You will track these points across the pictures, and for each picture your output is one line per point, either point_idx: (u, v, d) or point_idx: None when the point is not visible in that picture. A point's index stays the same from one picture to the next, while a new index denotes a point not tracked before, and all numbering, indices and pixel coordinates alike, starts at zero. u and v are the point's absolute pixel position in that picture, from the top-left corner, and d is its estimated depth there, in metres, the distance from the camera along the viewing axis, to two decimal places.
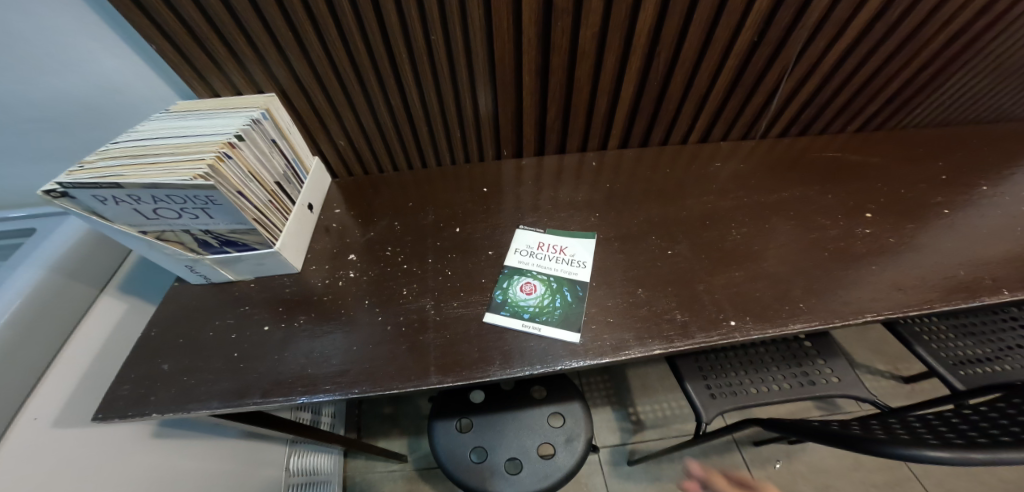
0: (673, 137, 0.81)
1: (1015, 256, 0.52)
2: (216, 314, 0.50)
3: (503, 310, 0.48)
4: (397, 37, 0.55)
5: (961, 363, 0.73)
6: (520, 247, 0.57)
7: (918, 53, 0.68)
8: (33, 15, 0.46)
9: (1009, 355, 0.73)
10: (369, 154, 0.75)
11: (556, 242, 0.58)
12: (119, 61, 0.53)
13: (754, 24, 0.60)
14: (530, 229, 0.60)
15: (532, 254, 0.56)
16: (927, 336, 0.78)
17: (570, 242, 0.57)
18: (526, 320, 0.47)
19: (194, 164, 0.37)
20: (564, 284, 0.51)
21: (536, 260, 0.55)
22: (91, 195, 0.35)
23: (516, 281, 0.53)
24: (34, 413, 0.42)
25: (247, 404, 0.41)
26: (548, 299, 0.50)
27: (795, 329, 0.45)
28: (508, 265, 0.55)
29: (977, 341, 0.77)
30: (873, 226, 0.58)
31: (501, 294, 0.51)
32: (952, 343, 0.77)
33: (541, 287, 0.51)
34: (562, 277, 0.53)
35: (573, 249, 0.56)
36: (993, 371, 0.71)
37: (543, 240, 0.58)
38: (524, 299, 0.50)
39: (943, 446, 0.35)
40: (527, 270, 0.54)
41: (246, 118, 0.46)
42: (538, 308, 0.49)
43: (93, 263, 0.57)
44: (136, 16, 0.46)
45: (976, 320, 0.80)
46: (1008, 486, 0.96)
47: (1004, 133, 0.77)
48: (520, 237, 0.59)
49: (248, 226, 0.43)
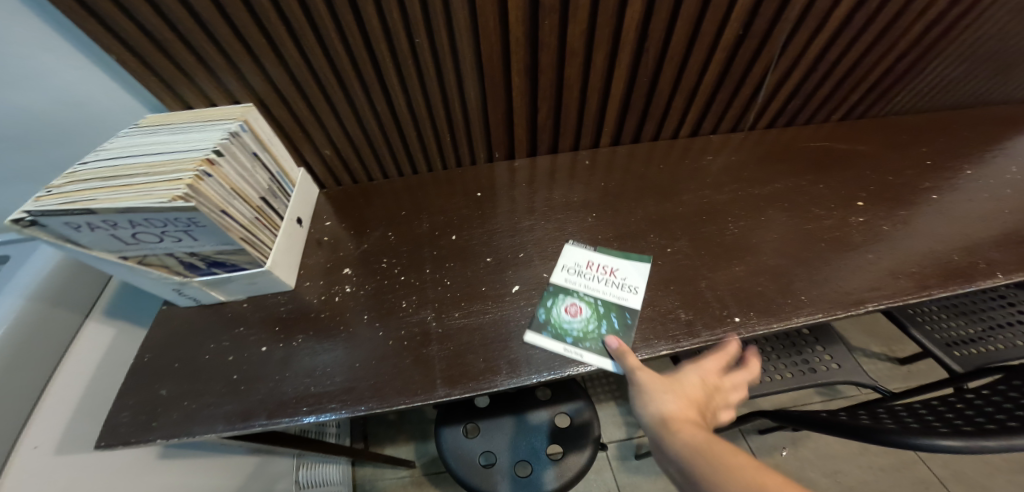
0: (663, 133, 0.80)
1: (1004, 240, 0.53)
2: (211, 336, 0.48)
3: (545, 332, 0.46)
4: (379, 42, 0.53)
5: (954, 343, 0.75)
6: (568, 264, 0.54)
7: (899, 42, 0.68)
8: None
9: (998, 334, 0.75)
10: (356, 162, 0.73)
11: (607, 263, 0.54)
12: (81, 76, 0.51)
13: (740, 17, 0.59)
14: (579, 245, 0.57)
15: (579, 272, 0.53)
16: (922, 318, 0.80)
17: (622, 263, 0.53)
18: (569, 345, 0.45)
19: (172, 184, 0.35)
20: (613, 309, 0.48)
21: (582, 280, 0.52)
22: (63, 222, 0.33)
23: (561, 300, 0.50)
24: (34, 441, 0.41)
25: (253, 426, 0.39)
26: (593, 324, 0.47)
27: (799, 322, 0.45)
28: (554, 282, 0.52)
29: (969, 321, 0.78)
30: (865, 215, 0.58)
31: (544, 313, 0.48)
32: (947, 324, 0.79)
33: (588, 310, 0.48)
34: (610, 302, 0.49)
35: (626, 271, 0.52)
36: (992, 350, 0.72)
37: (593, 259, 0.55)
38: (568, 321, 0.47)
39: (955, 435, 0.35)
40: (575, 291, 0.51)
41: (224, 132, 0.44)
42: (582, 333, 0.46)
43: (75, 289, 0.54)
44: (94, 26, 0.44)
45: (968, 301, 0.82)
46: (1009, 465, 0.98)
47: (984, 119, 0.78)
48: (568, 253, 0.56)
49: (236, 246, 0.42)
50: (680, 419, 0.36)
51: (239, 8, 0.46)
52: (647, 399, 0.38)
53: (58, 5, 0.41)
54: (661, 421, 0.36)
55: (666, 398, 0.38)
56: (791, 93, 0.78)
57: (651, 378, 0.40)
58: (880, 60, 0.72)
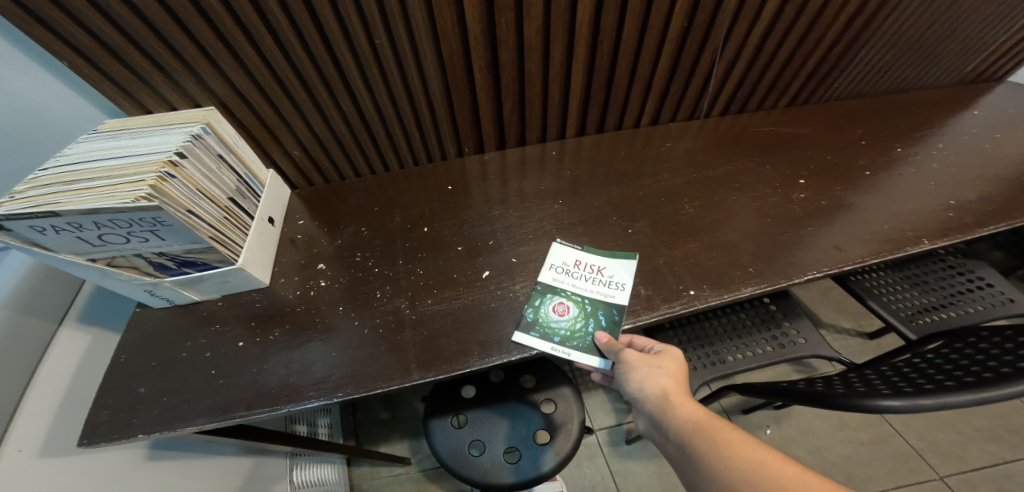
0: (626, 123, 0.84)
1: (928, 210, 0.59)
2: (187, 335, 0.49)
3: (533, 332, 0.47)
4: (341, 44, 0.55)
5: (917, 312, 0.81)
6: (556, 264, 0.54)
7: (827, 32, 0.76)
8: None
9: (958, 300, 0.81)
10: (327, 161, 0.74)
11: (596, 261, 0.54)
12: (35, 83, 0.50)
13: (683, 9, 0.64)
14: (568, 244, 0.57)
15: (567, 273, 0.53)
16: (887, 291, 0.86)
17: (610, 262, 0.54)
18: (555, 344, 0.46)
19: (135, 185, 0.36)
20: (601, 307, 0.49)
21: (570, 281, 0.52)
22: (27, 226, 0.34)
23: (549, 299, 0.50)
24: (18, 445, 0.41)
25: (233, 418, 0.41)
26: (581, 323, 0.48)
27: (747, 292, 0.49)
28: (541, 282, 0.52)
29: (927, 290, 0.84)
30: (807, 192, 0.62)
31: (532, 312, 0.49)
32: (909, 295, 0.85)
33: (576, 309, 0.50)
34: (598, 302, 0.50)
35: (614, 269, 0.53)
36: (949, 316, 0.79)
37: (581, 258, 0.55)
38: (556, 320, 0.48)
39: (893, 395, 0.39)
40: (563, 290, 0.51)
41: (186, 134, 0.45)
42: (569, 331, 0.48)
43: (47, 297, 0.54)
44: (42, 33, 0.44)
45: (927, 272, 0.88)
46: (970, 427, 1.06)
47: (902, 107, 0.88)
48: (555, 252, 0.56)
49: (205, 244, 0.43)
50: (673, 395, 0.36)
51: (193, 11, 0.46)
52: (638, 378, 0.39)
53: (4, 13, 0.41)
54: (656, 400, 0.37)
55: (656, 374, 0.39)
56: (739, 81, 0.83)
57: (639, 358, 0.41)
58: (812, 49, 0.80)
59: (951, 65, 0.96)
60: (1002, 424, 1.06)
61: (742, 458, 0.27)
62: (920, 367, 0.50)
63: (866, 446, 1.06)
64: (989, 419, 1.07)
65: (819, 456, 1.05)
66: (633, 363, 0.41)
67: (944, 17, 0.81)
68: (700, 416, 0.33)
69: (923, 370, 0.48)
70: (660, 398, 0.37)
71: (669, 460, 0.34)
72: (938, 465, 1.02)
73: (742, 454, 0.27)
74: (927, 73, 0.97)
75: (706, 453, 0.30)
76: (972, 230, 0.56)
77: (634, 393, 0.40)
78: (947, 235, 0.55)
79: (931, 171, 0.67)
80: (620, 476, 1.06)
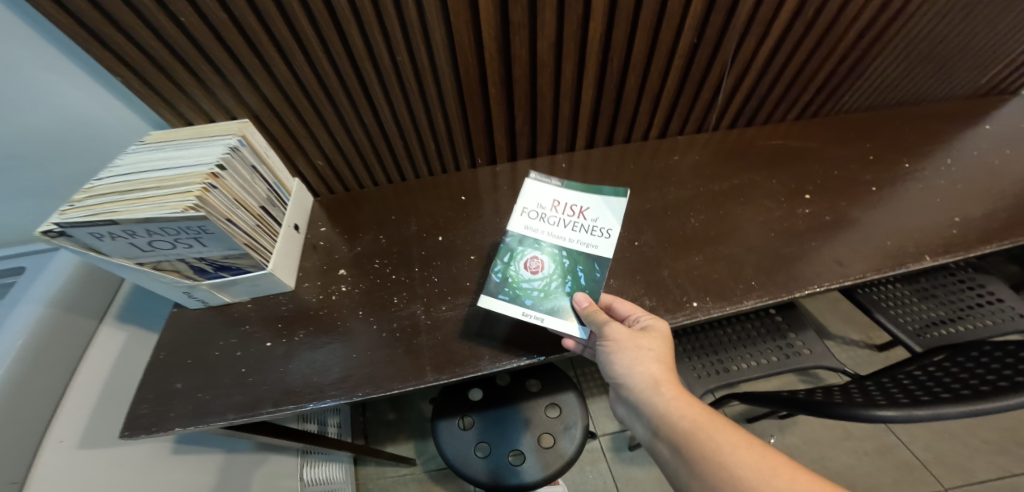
0: (634, 134, 0.87)
1: (930, 227, 0.60)
2: (218, 335, 0.53)
3: (502, 295, 0.48)
4: (365, 60, 0.59)
5: (927, 326, 0.81)
6: (530, 207, 0.55)
7: (834, 48, 0.78)
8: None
9: (970, 314, 0.81)
10: (347, 170, 0.77)
11: (575, 202, 0.55)
12: (88, 96, 0.55)
13: (692, 26, 0.66)
14: (542, 181, 0.57)
15: (543, 216, 0.54)
16: (895, 304, 0.86)
17: (591, 203, 0.55)
18: (527, 308, 0.46)
19: (183, 196, 0.40)
20: (579, 263, 0.50)
21: (548, 225, 0.53)
22: (88, 233, 0.38)
23: (521, 255, 0.51)
24: (60, 436, 0.46)
25: (261, 414, 0.44)
26: (557, 282, 0.48)
27: (748, 304, 0.50)
28: (514, 232, 0.53)
29: (937, 303, 0.85)
30: (812, 207, 0.64)
31: (504, 271, 0.50)
32: (919, 308, 0.85)
33: (551, 265, 0.50)
34: (580, 252, 0.51)
35: (595, 212, 0.54)
36: (954, 331, 0.79)
37: (558, 199, 0.56)
38: (529, 279, 0.49)
39: (890, 406, 0.41)
40: (538, 242, 0.52)
41: (224, 146, 0.49)
42: (544, 291, 0.48)
43: (89, 293, 0.59)
44: (100, 51, 0.49)
45: (939, 285, 0.88)
46: (982, 443, 1.04)
47: (908, 121, 0.89)
48: (530, 191, 0.57)
49: (240, 251, 0.46)
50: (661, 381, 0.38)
51: (232, 29, 0.50)
52: (624, 356, 0.41)
53: (69, 32, 0.46)
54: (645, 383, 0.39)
55: (642, 355, 0.40)
56: (746, 94, 0.85)
57: (625, 334, 0.42)
58: (820, 64, 0.81)
59: (960, 79, 0.97)
60: (1013, 439, 1.04)
61: (739, 460, 0.29)
62: (921, 380, 0.51)
63: (871, 457, 1.05)
64: (999, 434, 1.05)
65: (824, 467, 1.05)
66: (619, 339, 0.42)
67: (952, 33, 0.82)
68: (696, 413, 0.35)
69: (924, 383, 0.49)
70: (648, 381, 0.39)
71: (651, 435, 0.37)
72: (947, 481, 1.00)
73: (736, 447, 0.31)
74: (934, 86, 0.98)
75: (698, 443, 0.32)
76: (974, 246, 0.57)
77: (617, 368, 0.41)
78: (949, 252, 0.56)
79: (936, 187, 0.68)
80: (622, 482, 1.08)
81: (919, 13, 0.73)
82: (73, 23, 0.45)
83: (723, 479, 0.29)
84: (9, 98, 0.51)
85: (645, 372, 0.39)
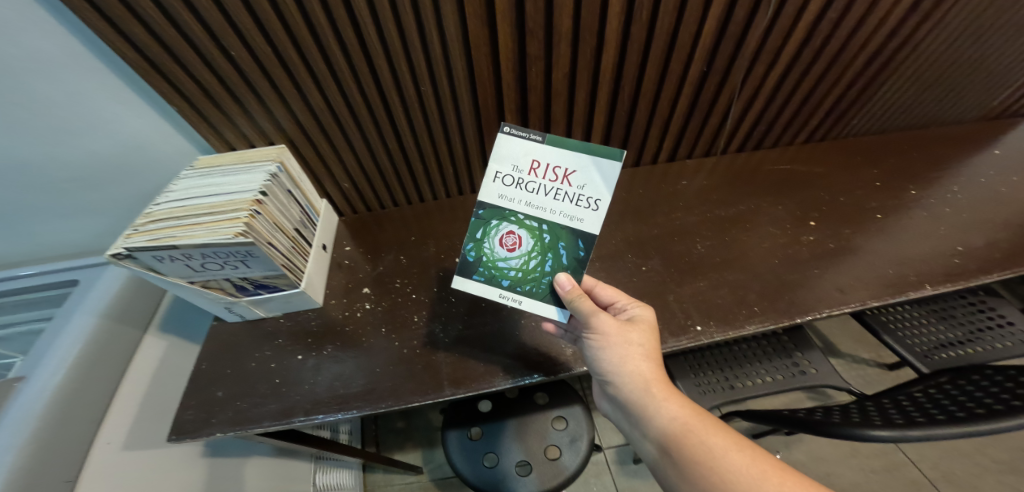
0: (644, 158, 0.90)
1: (933, 255, 0.62)
2: (254, 347, 0.57)
3: (476, 276, 0.47)
4: (392, 90, 0.64)
5: (934, 348, 0.82)
6: (504, 170, 0.43)
7: (840, 76, 0.81)
8: (73, 87, 0.54)
9: (980, 337, 0.81)
10: (370, 192, 0.82)
11: (560, 163, 0.42)
12: (143, 124, 0.61)
13: (702, 57, 0.70)
14: (519, 133, 0.42)
15: (520, 182, 0.43)
16: (902, 326, 0.87)
17: (580, 164, 0.41)
18: (504, 290, 0.46)
19: (232, 222, 0.45)
20: (561, 239, 0.43)
21: (525, 194, 0.43)
22: (151, 255, 0.43)
23: (496, 229, 0.45)
24: (107, 438, 0.51)
25: (294, 421, 0.47)
26: (535, 262, 0.44)
27: (750, 329, 0.53)
28: (486, 203, 0.44)
29: (947, 326, 0.85)
30: (816, 234, 0.66)
31: (478, 250, 0.46)
32: (927, 330, 0.86)
33: (529, 241, 0.44)
34: (563, 225, 0.43)
35: (584, 176, 0.41)
36: (962, 354, 0.79)
37: (538, 158, 0.42)
38: (506, 257, 0.46)
39: (885, 427, 0.43)
40: (516, 212, 0.44)
41: (265, 173, 0.54)
42: (521, 270, 0.45)
43: (136, 304, 0.64)
44: (161, 84, 0.54)
45: (948, 307, 0.89)
46: (997, 465, 1.03)
47: (915, 146, 0.91)
48: (502, 148, 0.43)
49: (278, 271, 0.51)
50: (655, 381, 0.40)
51: (275, 62, 0.56)
52: (614, 353, 0.43)
53: (137, 68, 0.52)
54: (638, 383, 0.40)
55: (632, 352, 0.42)
56: (754, 120, 0.89)
57: (615, 330, 0.43)
58: (826, 91, 0.84)
59: (969, 103, 0.98)
60: None
61: (733, 463, 0.33)
62: (921, 402, 0.52)
63: (879, 475, 1.05)
64: (1012, 454, 1.04)
65: (831, 485, 1.05)
66: (609, 334, 0.43)
67: (958, 62, 0.84)
68: (688, 416, 0.38)
69: (923, 405, 0.51)
70: (642, 382, 0.40)
71: (641, 428, 0.40)
72: None
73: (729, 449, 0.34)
74: (942, 110, 0.99)
75: (694, 445, 0.35)
76: (975, 276, 0.58)
77: (607, 362, 0.43)
78: (950, 281, 0.58)
79: (941, 215, 0.69)
80: None
81: (922, 43, 0.76)
82: (143, 62, 0.52)
83: (711, 480, 0.33)
84: (78, 123, 0.58)
85: (637, 371, 0.41)
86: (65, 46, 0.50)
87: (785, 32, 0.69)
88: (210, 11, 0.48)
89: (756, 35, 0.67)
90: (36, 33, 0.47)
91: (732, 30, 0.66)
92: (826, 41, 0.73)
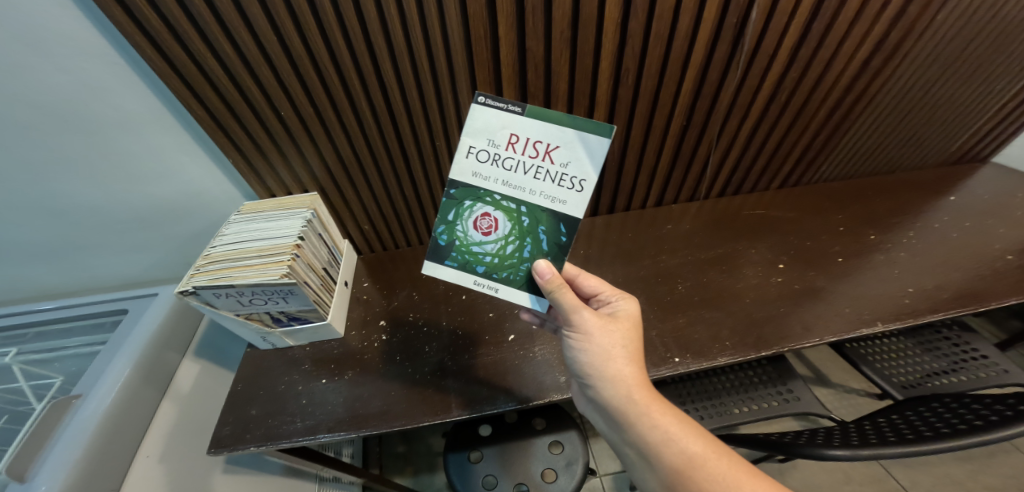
0: (634, 202, 1.00)
1: (887, 295, 0.69)
2: (283, 371, 0.64)
3: (449, 261, 0.51)
4: (411, 146, 0.75)
5: (914, 379, 0.87)
6: (479, 145, 0.45)
7: (805, 128, 0.92)
8: (151, 142, 0.64)
9: (960, 369, 0.87)
10: (387, 231, 0.92)
11: (542, 138, 0.42)
12: (201, 172, 0.71)
13: (680, 116, 0.81)
14: (496, 103, 0.43)
15: (496, 157, 0.45)
16: (883, 358, 0.93)
17: (565, 139, 0.41)
18: (479, 277, 0.51)
19: (278, 265, 0.53)
20: (541, 222, 0.46)
21: (501, 171, 0.45)
22: (212, 292, 0.52)
23: (472, 209, 0.48)
24: (147, 452, 0.57)
25: (319, 437, 0.54)
26: (513, 247, 0.48)
27: (722, 361, 0.60)
28: (459, 183, 0.47)
29: (928, 358, 0.91)
30: (784, 275, 0.74)
31: (455, 231, 0.50)
32: (908, 361, 0.91)
33: (506, 225, 0.47)
34: (544, 208, 0.45)
35: (569, 152, 0.42)
36: (939, 383, 0.85)
37: (516, 132, 0.43)
38: (481, 242, 0.49)
39: (841, 447, 0.49)
40: (492, 193, 0.46)
41: (302, 219, 0.63)
42: (497, 255, 0.50)
43: (179, 330, 0.72)
44: (222, 139, 0.65)
45: (927, 340, 0.95)
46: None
47: (877, 191, 1.01)
48: (478, 121, 0.44)
49: (311, 306, 0.60)
50: (641, 391, 0.46)
51: (317, 124, 0.67)
52: (600, 356, 0.48)
53: (210, 131, 0.63)
54: (625, 392, 0.46)
55: (619, 358, 0.47)
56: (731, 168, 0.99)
57: (599, 327, 0.48)
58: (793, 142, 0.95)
59: (927, 151, 1.09)
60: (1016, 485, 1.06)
61: (705, 470, 0.40)
62: (881, 426, 0.58)
63: None
64: (1001, 481, 1.07)
65: None
66: (595, 332, 0.48)
67: (909, 117, 0.96)
68: (669, 424, 0.44)
69: (881, 429, 0.57)
70: (630, 393, 0.46)
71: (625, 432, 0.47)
72: None
73: (703, 457, 0.41)
74: (903, 157, 1.10)
75: (673, 453, 0.42)
76: (924, 315, 0.66)
77: (594, 366, 0.48)
78: (901, 319, 0.65)
79: (898, 259, 0.78)
80: None
81: (872, 102, 0.88)
82: (214, 126, 0.63)
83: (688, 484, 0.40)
84: (145, 171, 0.67)
85: (622, 376, 0.47)
86: (154, 107, 0.60)
87: (751, 95, 0.81)
88: (270, 80, 0.59)
89: (725, 98, 0.79)
90: (134, 97, 0.58)
91: (705, 90, 0.77)
92: (787, 102, 0.85)
